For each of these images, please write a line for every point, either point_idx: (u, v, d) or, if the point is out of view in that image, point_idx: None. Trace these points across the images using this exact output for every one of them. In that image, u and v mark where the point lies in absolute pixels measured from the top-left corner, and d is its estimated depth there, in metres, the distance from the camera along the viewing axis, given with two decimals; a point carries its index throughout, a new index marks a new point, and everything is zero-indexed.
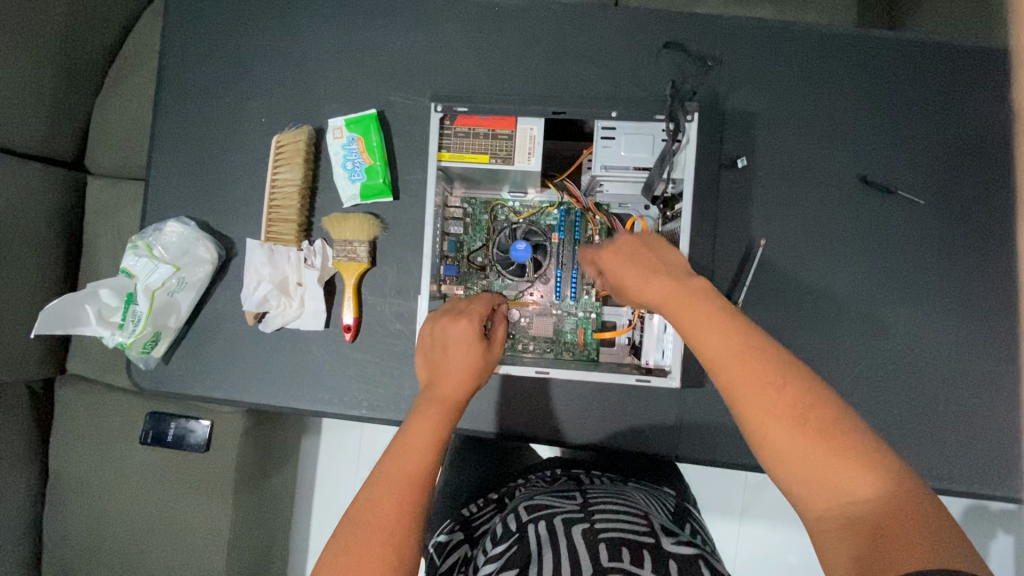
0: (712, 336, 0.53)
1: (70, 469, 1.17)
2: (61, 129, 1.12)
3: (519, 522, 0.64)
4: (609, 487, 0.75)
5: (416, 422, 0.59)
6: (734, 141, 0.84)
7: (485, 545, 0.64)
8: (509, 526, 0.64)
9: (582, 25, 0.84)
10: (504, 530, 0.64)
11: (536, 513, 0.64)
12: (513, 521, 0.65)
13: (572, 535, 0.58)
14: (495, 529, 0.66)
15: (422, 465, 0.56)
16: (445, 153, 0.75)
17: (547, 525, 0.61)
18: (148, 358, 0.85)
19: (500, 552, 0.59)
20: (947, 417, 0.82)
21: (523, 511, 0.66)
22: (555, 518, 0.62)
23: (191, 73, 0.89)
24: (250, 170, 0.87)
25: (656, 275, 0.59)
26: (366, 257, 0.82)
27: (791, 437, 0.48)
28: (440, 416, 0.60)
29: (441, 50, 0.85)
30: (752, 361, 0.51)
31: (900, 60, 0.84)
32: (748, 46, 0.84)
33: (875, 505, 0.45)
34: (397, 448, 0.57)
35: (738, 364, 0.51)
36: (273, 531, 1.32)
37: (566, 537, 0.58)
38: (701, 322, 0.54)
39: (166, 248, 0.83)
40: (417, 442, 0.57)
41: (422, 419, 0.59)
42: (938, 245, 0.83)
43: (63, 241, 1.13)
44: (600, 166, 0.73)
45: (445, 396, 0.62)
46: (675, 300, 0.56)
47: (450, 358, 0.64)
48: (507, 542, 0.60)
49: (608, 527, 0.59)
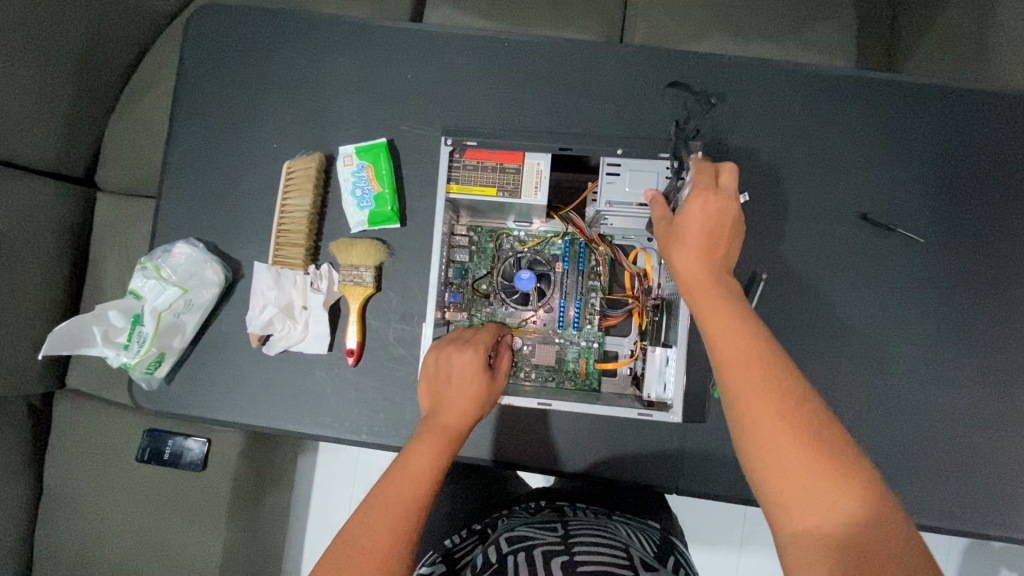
0: (720, 330, 0.54)
1: (65, 485, 1.16)
2: (74, 146, 1.14)
3: (498, 554, 0.63)
4: (591, 520, 0.74)
5: (416, 447, 0.59)
6: (736, 175, 0.85)
7: None
8: (490, 557, 0.63)
9: (589, 62, 0.87)
10: (484, 561, 0.63)
11: (516, 544, 0.63)
12: (494, 552, 0.64)
13: (552, 568, 0.58)
14: (475, 560, 0.66)
15: (419, 492, 0.56)
16: (454, 184, 0.76)
17: (526, 557, 0.60)
18: (152, 378, 0.85)
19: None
20: (946, 455, 0.82)
21: (504, 542, 0.65)
22: (535, 550, 0.61)
23: (207, 99, 0.91)
24: (261, 194, 0.89)
25: (714, 253, 0.59)
26: (371, 282, 0.83)
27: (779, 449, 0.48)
28: (440, 444, 0.60)
29: (452, 82, 0.88)
30: (757, 366, 0.51)
31: (899, 101, 0.87)
32: (750, 85, 0.86)
33: (849, 522, 0.46)
34: (394, 472, 0.57)
35: (746, 368, 0.51)
36: (266, 552, 1.31)
37: (545, 570, 0.58)
38: (725, 317, 0.54)
39: (174, 270, 0.84)
40: (418, 467, 0.57)
41: (423, 445, 0.59)
42: (937, 282, 0.84)
43: (69, 256, 1.14)
44: (605, 202, 0.74)
45: (450, 424, 0.62)
46: (711, 284, 0.57)
47: (453, 388, 0.64)
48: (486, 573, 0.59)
49: (587, 560, 0.59)
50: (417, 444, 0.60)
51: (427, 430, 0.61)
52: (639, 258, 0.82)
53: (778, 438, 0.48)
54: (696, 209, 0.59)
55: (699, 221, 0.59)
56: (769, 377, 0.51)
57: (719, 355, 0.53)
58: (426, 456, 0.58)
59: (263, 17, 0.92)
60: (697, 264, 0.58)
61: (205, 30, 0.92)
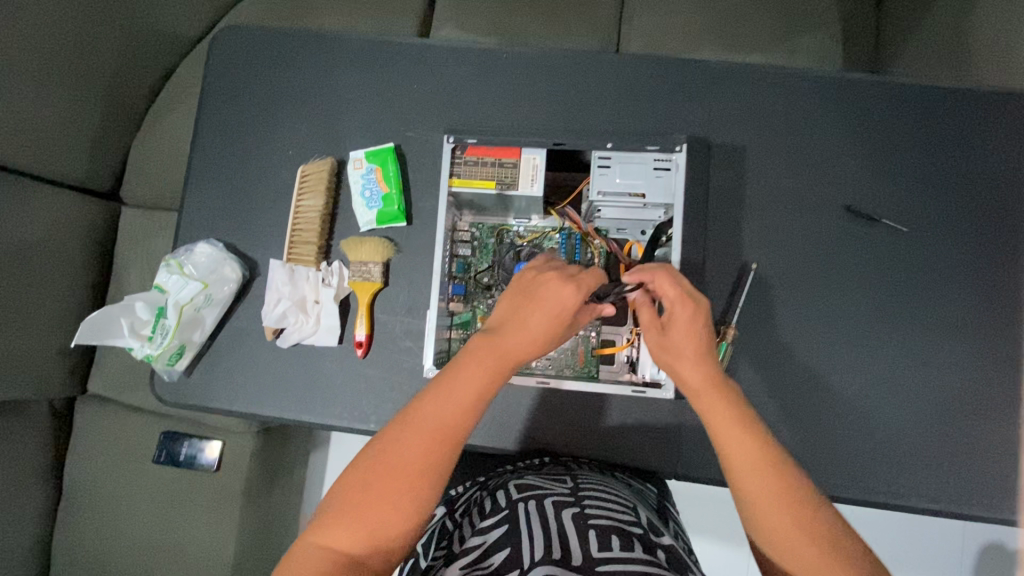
0: (736, 435, 0.58)
1: (83, 486, 1.20)
2: (102, 162, 1.22)
3: (509, 500, 0.69)
4: (595, 475, 0.79)
5: (457, 380, 0.58)
6: (725, 172, 0.90)
7: (474, 519, 0.70)
8: (501, 503, 0.69)
9: (582, 70, 0.93)
10: (494, 505, 0.70)
11: (527, 493, 0.69)
12: (504, 498, 0.70)
13: (563, 518, 0.64)
14: (486, 504, 0.72)
15: (453, 427, 0.57)
16: (456, 180, 0.82)
17: (537, 505, 0.66)
18: (172, 370, 0.89)
19: (489, 526, 0.65)
20: (940, 438, 0.83)
21: (513, 490, 0.71)
22: (546, 500, 0.67)
23: (227, 112, 0.98)
24: (276, 197, 0.95)
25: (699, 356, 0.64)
26: (379, 277, 0.88)
27: (800, 543, 0.53)
28: (489, 375, 0.59)
29: (454, 91, 0.94)
30: (769, 468, 0.56)
31: (879, 99, 0.91)
32: (736, 87, 0.91)
33: None
34: (431, 405, 0.57)
35: (760, 470, 0.56)
36: (276, 554, 1.33)
37: (556, 518, 0.64)
38: (735, 426, 0.59)
39: (196, 267, 0.90)
40: (456, 408, 0.57)
41: (465, 380, 0.58)
42: (923, 270, 0.87)
43: (95, 264, 1.21)
44: (596, 192, 0.80)
45: (495, 360, 0.60)
46: (709, 387, 0.62)
47: (532, 319, 0.62)
48: (498, 517, 0.66)
49: (596, 512, 0.65)
50: (458, 381, 0.58)
51: (471, 365, 0.59)
52: (634, 250, 0.86)
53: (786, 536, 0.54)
54: (676, 321, 0.65)
55: (682, 334, 0.64)
56: (775, 477, 0.56)
57: (735, 460, 0.57)
58: (466, 398, 0.58)
59: (280, 37, 0.99)
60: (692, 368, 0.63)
61: (228, 50, 1.00)
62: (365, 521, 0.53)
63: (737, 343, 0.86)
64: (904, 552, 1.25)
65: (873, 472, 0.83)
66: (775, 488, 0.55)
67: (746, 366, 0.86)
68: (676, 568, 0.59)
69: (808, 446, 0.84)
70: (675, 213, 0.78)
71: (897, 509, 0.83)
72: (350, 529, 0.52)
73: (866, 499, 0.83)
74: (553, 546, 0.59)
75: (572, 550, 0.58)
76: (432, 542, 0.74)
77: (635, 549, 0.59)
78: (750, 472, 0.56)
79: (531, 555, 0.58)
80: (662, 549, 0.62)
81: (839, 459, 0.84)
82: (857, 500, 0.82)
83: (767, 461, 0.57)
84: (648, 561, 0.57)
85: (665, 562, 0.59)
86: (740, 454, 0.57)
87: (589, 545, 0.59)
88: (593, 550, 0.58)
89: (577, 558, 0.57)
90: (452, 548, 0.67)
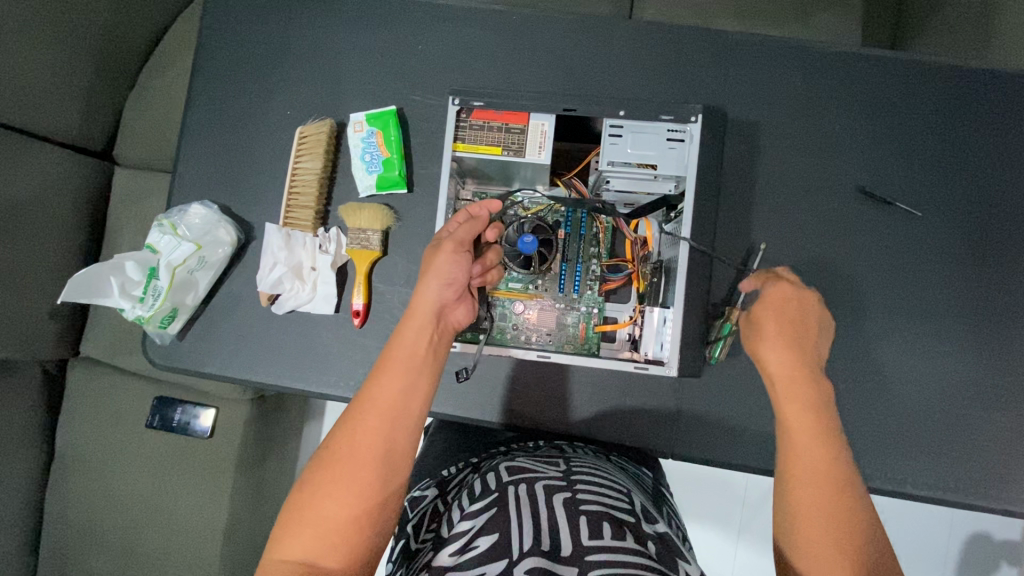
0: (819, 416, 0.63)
1: (76, 448, 1.19)
2: (93, 119, 1.17)
3: (499, 482, 0.69)
4: (587, 457, 0.79)
5: (396, 356, 0.65)
6: (738, 149, 0.87)
7: (462, 500, 0.70)
8: (490, 484, 0.70)
9: (597, 34, 0.89)
10: (484, 486, 0.70)
11: (517, 475, 0.70)
12: (494, 480, 0.70)
13: (554, 505, 0.65)
14: (474, 485, 0.72)
15: (394, 412, 0.62)
16: (460, 144, 0.80)
17: (528, 489, 0.67)
18: (164, 333, 0.88)
19: (478, 511, 0.65)
20: (940, 425, 0.83)
21: (504, 471, 0.72)
22: (537, 484, 0.68)
23: (225, 66, 0.94)
24: (274, 159, 0.92)
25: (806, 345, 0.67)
26: (378, 245, 0.86)
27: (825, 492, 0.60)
28: (425, 331, 0.66)
29: (462, 52, 0.90)
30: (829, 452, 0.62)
31: (902, 76, 0.88)
32: (754, 59, 0.88)
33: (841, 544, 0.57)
34: (366, 396, 0.62)
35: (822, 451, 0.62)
36: (269, 521, 1.34)
37: (548, 504, 0.65)
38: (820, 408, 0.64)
39: (189, 228, 0.87)
40: (388, 398, 0.62)
41: (399, 352, 0.65)
42: (935, 254, 0.85)
43: (87, 226, 1.18)
44: (607, 161, 0.77)
45: (417, 342, 0.66)
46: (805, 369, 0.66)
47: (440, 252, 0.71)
48: (486, 501, 0.66)
49: (589, 499, 0.66)
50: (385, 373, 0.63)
51: (401, 349, 0.65)
52: (641, 225, 0.84)
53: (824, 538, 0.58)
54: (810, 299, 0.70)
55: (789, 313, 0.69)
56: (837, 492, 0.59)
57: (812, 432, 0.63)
58: (399, 383, 0.63)
59: None
60: (779, 336, 0.67)
61: (224, 3, 0.95)
62: (315, 530, 0.56)
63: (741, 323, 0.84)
64: (894, 542, 1.25)
65: (871, 459, 0.83)
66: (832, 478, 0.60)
67: None
68: (665, 556, 0.61)
69: None
70: (687, 187, 0.75)
71: (895, 496, 0.82)
72: (301, 537, 0.56)
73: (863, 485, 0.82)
74: (541, 538, 0.61)
75: (560, 542, 0.61)
76: (422, 522, 0.75)
77: (625, 538, 0.61)
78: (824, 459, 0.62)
79: (519, 543, 0.61)
80: (653, 537, 0.64)
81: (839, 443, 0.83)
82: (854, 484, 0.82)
83: (832, 475, 0.60)
84: (635, 550, 0.60)
85: (655, 550, 0.62)
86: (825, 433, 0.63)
87: (578, 534, 0.62)
88: (583, 539, 0.61)
89: (565, 548, 0.60)
90: (439, 532, 0.68)
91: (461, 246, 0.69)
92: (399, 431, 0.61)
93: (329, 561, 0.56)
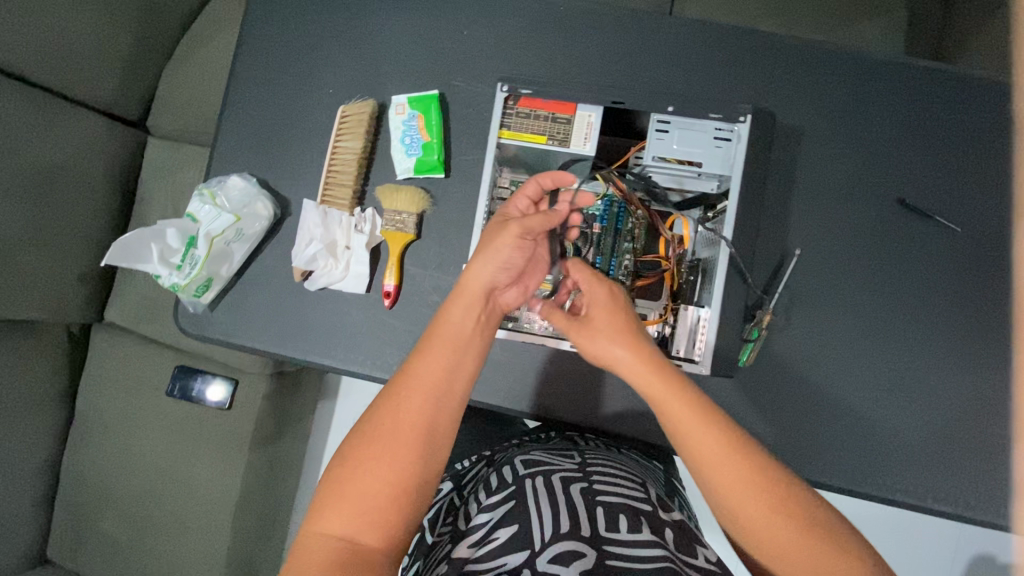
0: (696, 430, 0.59)
1: (96, 411, 1.21)
2: (131, 87, 1.19)
3: (515, 475, 0.70)
4: (602, 451, 0.80)
5: (445, 332, 0.64)
6: (778, 153, 0.87)
7: (480, 495, 0.72)
8: (506, 478, 0.71)
9: (642, 30, 0.88)
10: (501, 480, 0.71)
11: (533, 468, 0.71)
12: (510, 474, 0.71)
13: (571, 494, 0.66)
14: (491, 479, 0.73)
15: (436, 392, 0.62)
16: (506, 131, 0.80)
17: (545, 481, 0.68)
18: (198, 302, 0.89)
19: (495, 504, 0.66)
20: (964, 442, 0.82)
21: (519, 464, 0.73)
22: (554, 476, 0.68)
23: (268, 42, 0.95)
24: (313, 136, 0.92)
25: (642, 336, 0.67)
26: (412, 229, 0.87)
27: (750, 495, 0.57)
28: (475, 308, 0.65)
29: (505, 40, 0.90)
30: (728, 455, 0.58)
31: (948, 88, 0.87)
32: (799, 63, 0.87)
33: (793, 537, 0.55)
34: (409, 374, 0.62)
35: (718, 462, 0.58)
36: (278, 496, 1.35)
37: (565, 493, 0.66)
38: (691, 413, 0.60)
39: (228, 199, 0.88)
40: (433, 376, 0.62)
41: (448, 329, 0.64)
42: (969, 270, 0.85)
43: (119, 193, 1.19)
44: (651, 157, 0.78)
45: (467, 321, 0.65)
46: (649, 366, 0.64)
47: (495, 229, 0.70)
48: (503, 495, 0.67)
49: (605, 491, 0.67)
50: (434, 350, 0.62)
51: (448, 326, 0.64)
52: (677, 224, 0.85)
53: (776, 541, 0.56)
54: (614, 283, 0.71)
55: (600, 303, 0.69)
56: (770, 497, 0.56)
57: (695, 450, 0.59)
58: (444, 363, 0.62)
59: None
60: (608, 330, 0.67)
61: None
62: (352, 506, 0.57)
63: (771, 327, 0.84)
64: (900, 558, 1.25)
65: (894, 472, 0.82)
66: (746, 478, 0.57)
67: (779, 354, 0.84)
68: (684, 544, 0.62)
69: (830, 439, 0.83)
70: (731, 186, 0.76)
71: (915, 510, 0.82)
72: (340, 512, 0.57)
73: (883, 497, 0.82)
74: (561, 521, 0.62)
75: (580, 523, 0.62)
76: (438, 515, 0.76)
77: (642, 529, 0.62)
78: (722, 470, 0.58)
79: (541, 531, 0.61)
80: (671, 525, 0.65)
81: (861, 454, 0.83)
82: (874, 496, 0.82)
83: (752, 473, 0.57)
84: (653, 540, 0.60)
85: (674, 539, 0.63)
86: (708, 444, 0.59)
87: (597, 522, 0.62)
88: (601, 529, 0.62)
89: (586, 530, 0.61)
90: (458, 525, 0.69)
91: (527, 232, 0.68)
92: (441, 413, 0.61)
93: (368, 538, 0.56)
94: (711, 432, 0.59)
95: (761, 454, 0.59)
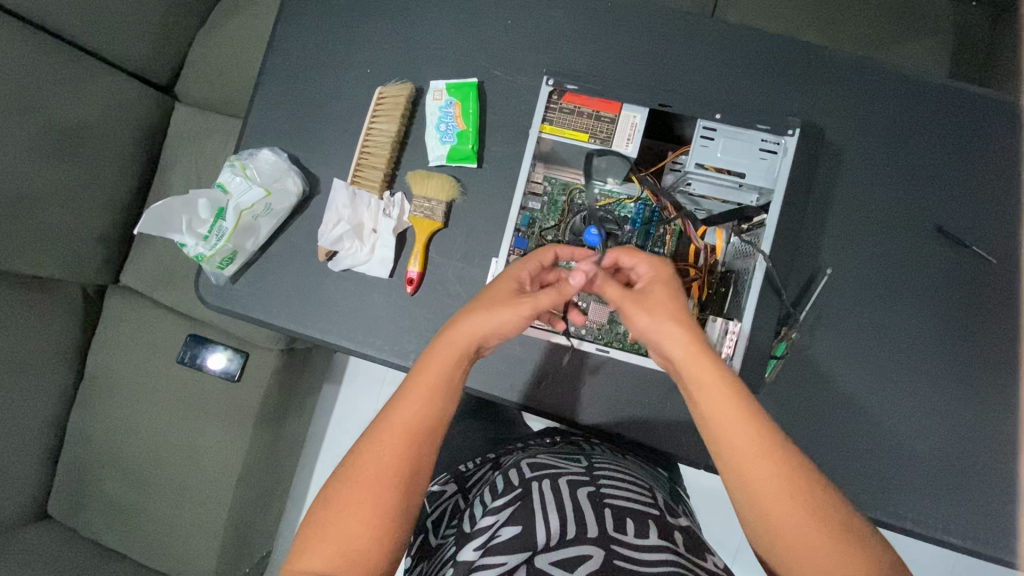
0: (734, 424, 0.57)
1: (106, 373, 1.21)
2: (163, 52, 1.18)
3: (521, 479, 0.70)
4: (610, 456, 0.79)
5: (420, 381, 0.60)
6: (817, 169, 0.85)
7: (484, 497, 0.71)
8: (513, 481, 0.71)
9: (690, 33, 0.87)
10: (506, 483, 0.71)
11: (540, 472, 0.70)
12: (516, 478, 0.71)
13: (578, 497, 0.65)
14: (497, 482, 0.73)
15: (412, 437, 0.58)
16: (547, 126, 0.79)
17: (551, 485, 0.67)
18: (220, 274, 0.89)
19: (501, 506, 0.65)
20: (981, 477, 0.81)
21: (525, 468, 0.72)
22: (561, 480, 0.68)
23: (309, 16, 0.94)
24: (347, 116, 0.91)
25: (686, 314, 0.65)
26: (441, 217, 0.86)
27: (782, 495, 0.55)
28: (452, 359, 0.62)
29: (549, 33, 0.89)
30: (764, 454, 0.56)
31: (996, 117, 0.85)
32: (847, 79, 0.85)
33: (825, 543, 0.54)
34: (384, 421, 0.58)
35: (753, 461, 0.56)
36: (279, 472, 1.36)
37: (572, 497, 0.65)
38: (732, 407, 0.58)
39: (258, 172, 0.87)
40: (408, 425, 0.58)
41: (425, 379, 0.60)
42: (999, 304, 0.84)
43: (144, 156, 1.18)
44: (694, 163, 0.76)
45: (444, 370, 0.61)
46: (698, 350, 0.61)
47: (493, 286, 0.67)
48: (508, 497, 0.66)
49: (613, 496, 0.66)
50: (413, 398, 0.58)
51: (425, 376, 0.60)
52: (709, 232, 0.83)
53: (807, 548, 0.54)
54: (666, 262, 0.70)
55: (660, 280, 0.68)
56: (805, 499, 0.55)
57: (733, 447, 0.57)
58: (420, 410, 0.59)
59: None
60: (666, 306, 0.65)
61: None
62: (335, 544, 0.54)
63: (795, 345, 0.83)
64: None
65: (906, 500, 0.81)
66: (781, 480, 0.55)
67: (800, 372, 0.83)
68: (693, 549, 0.62)
69: (844, 461, 0.82)
70: (773, 200, 0.75)
71: (925, 540, 0.81)
72: (322, 552, 0.54)
73: (894, 524, 0.81)
74: (567, 525, 0.61)
75: (587, 525, 0.61)
76: (443, 519, 0.76)
77: (650, 534, 0.61)
78: (755, 470, 0.56)
79: (547, 533, 0.60)
80: (680, 531, 0.65)
81: (875, 480, 0.82)
82: (885, 523, 0.81)
83: (787, 474, 0.55)
84: (661, 544, 0.60)
85: (684, 543, 0.62)
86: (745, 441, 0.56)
87: (604, 523, 0.62)
88: (608, 529, 0.61)
89: (592, 531, 0.61)
90: (462, 527, 0.68)
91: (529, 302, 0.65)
92: (417, 462, 0.58)
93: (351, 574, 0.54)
94: (749, 428, 0.57)
95: (800, 456, 0.57)
